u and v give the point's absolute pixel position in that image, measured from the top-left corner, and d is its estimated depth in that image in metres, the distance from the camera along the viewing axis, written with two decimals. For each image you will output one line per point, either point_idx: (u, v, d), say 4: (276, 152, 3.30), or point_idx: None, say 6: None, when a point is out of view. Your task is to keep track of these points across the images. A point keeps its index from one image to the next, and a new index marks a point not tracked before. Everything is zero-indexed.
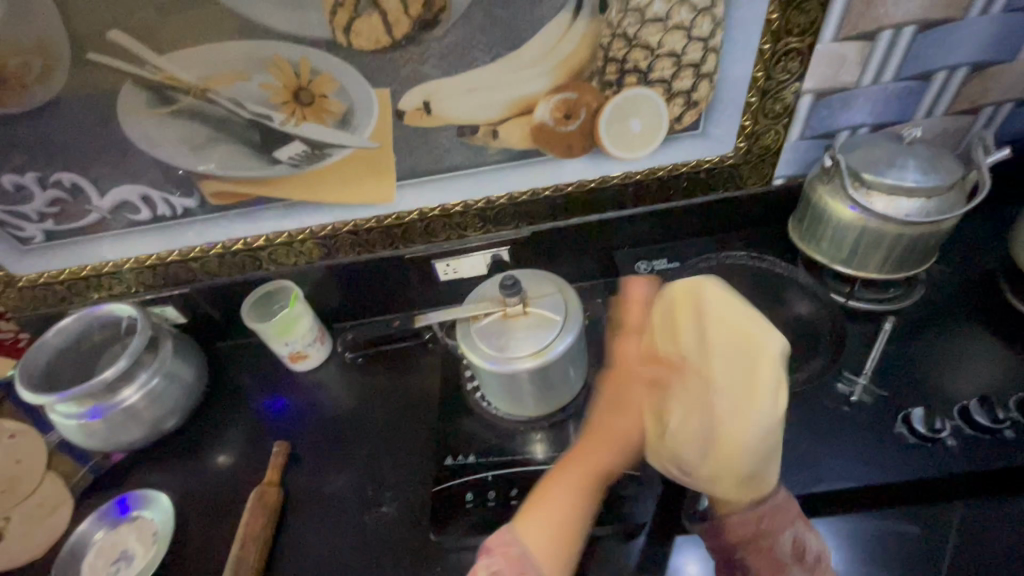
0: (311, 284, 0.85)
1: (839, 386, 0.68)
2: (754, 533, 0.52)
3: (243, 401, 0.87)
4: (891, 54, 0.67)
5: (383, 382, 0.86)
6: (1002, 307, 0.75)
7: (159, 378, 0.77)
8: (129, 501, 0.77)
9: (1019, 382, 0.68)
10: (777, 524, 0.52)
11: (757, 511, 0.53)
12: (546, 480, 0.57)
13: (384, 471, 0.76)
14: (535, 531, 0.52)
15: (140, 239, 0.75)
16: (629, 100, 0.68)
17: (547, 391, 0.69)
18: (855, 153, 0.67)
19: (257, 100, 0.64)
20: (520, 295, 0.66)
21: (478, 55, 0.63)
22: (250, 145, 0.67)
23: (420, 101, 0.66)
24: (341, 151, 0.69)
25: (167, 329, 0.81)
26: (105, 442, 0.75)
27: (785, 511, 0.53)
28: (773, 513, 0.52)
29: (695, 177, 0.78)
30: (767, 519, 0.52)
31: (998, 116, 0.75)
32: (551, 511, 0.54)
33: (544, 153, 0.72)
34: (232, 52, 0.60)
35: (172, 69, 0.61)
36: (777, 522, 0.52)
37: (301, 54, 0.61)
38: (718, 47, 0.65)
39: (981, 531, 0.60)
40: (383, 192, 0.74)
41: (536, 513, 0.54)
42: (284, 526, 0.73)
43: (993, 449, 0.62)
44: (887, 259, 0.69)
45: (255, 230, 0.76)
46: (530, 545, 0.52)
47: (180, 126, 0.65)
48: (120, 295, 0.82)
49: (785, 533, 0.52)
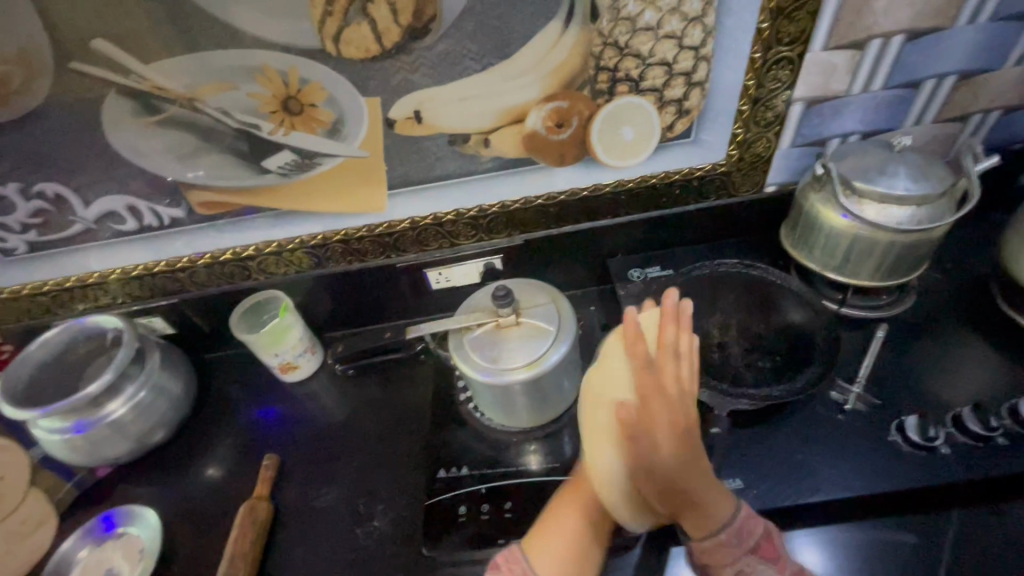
0: (301, 294, 0.84)
1: (833, 394, 0.68)
2: (710, 562, 0.53)
3: (233, 413, 0.86)
4: (880, 63, 0.67)
5: (375, 393, 0.85)
6: (993, 313, 0.76)
7: (147, 391, 0.76)
8: (114, 518, 0.75)
9: (1008, 388, 0.68)
10: (727, 556, 0.53)
11: (713, 540, 0.53)
12: (556, 507, 0.60)
13: (376, 484, 0.75)
14: (543, 553, 0.56)
15: (126, 250, 0.74)
16: (621, 109, 0.68)
17: (540, 401, 0.69)
18: (846, 161, 0.67)
19: (245, 109, 0.63)
20: (513, 305, 0.65)
21: (468, 64, 0.62)
22: (238, 155, 0.66)
23: (411, 110, 0.65)
24: (332, 160, 0.69)
25: (154, 340, 0.80)
26: (89, 457, 0.74)
27: (737, 542, 0.53)
28: (727, 545, 0.53)
29: (687, 185, 0.78)
30: (711, 552, 0.53)
31: (986, 123, 0.76)
32: (558, 536, 0.58)
33: (536, 162, 0.72)
34: (219, 61, 0.59)
35: (158, 78, 0.60)
36: (720, 556, 0.53)
37: (290, 63, 0.60)
38: (709, 55, 0.65)
39: (975, 539, 0.60)
40: (374, 201, 0.73)
41: (543, 539, 0.58)
42: (275, 543, 0.71)
43: (985, 455, 0.62)
44: (879, 266, 0.70)
45: (244, 240, 0.75)
46: (536, 564, 0.56)
47: (166, 136, 0.64)
48: (106, 306, 0.81)
49: (733, 564, 0.53)
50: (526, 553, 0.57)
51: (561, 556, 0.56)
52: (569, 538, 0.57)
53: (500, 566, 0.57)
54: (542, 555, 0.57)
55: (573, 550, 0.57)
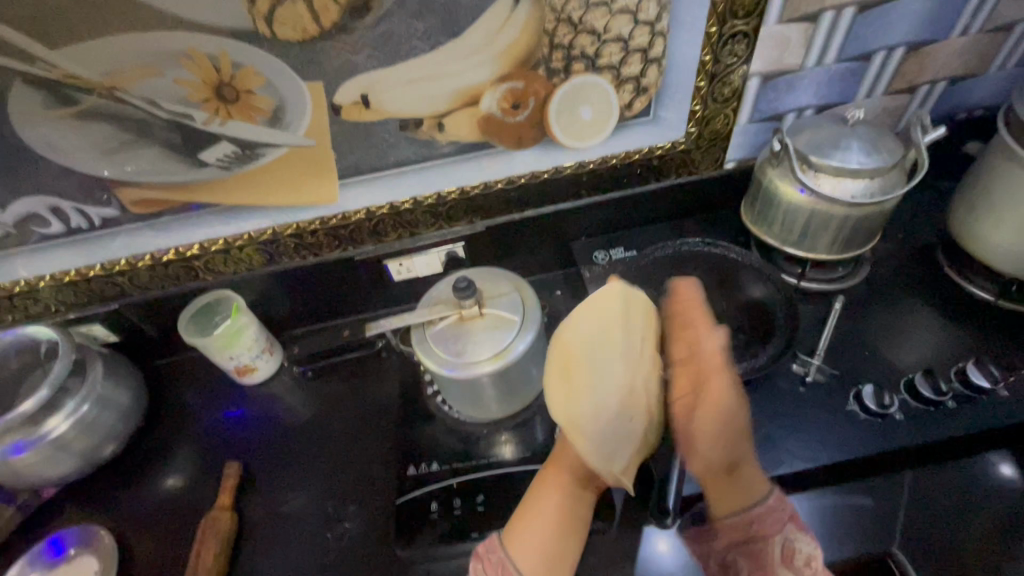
0: (255, 292, 0.80)
1: (795, 367, 0.69)
2: (746, 536, 0.55)
3: (192, 419, 0.82)
4: (833, 36, 0.68)
5: (340, 391, 0.82)
6: (941, 280, 0.78)
7: (90, 404, 0.71)
8: (65, 540, 0.71)
9: (958, 352, 0.71)
10: (769, 527, 0.55)
11: (748, 514, 0.55)
12: (534, 489, 0.61)
13: (345, 485, 0.73)
14: (525, 542, 0.57)
15: (56, 256, 0.68)
16: (579, 88, 0.66)
17: (510, 391, 0.68)
18: (802, 136, 0.67)
19: (174, 98, 0.58)
20: (475, 296, 0.64)
21: (415, 44, 0.59)
22: (171, 148, 0.62)
23: (357, 94, 0.62)
24: (276, 151, 0.65)
25: (94, 350, 0.75)
26: (32, 477, 0.69)
27: (775, 515, 0.55)
28: (768, 516, 0.55)
29: (648, 163, 0.77)
30: (755, 524, 0.55)
31: (933, 94, 0.77)
32: (538, 522, 0.58)
33: (493, 145, 0.69)
34: (139, 45, 0.54)
35: (70, 66, 0.54)
36: (768, 527, 0.54)
37: (220, 47, 0.56)
38: (664, 31, 0.63)
39: (927, 498, 0.63)
40: (326, 192, 0.70)
41: (520, 526, 0.58)
42: (241, 552, 0.69)
43: (936, 417, 0.65)
44: (836, 239, 0.71)
45: (186, 239, 0.71)
46: (517, 557, 0.56)
47: (89, 129, 0.58)
48: (40, 315, 0.75)
49: (774, 537, 0.54)
50: (505, 544, 0.57)
51: (541, 547, 0.56)
52: (552, 520, 0.58)
53: (482, 556, 0.57)
54: (524, 547, 0.56)
55: (552, 530, 0.58)
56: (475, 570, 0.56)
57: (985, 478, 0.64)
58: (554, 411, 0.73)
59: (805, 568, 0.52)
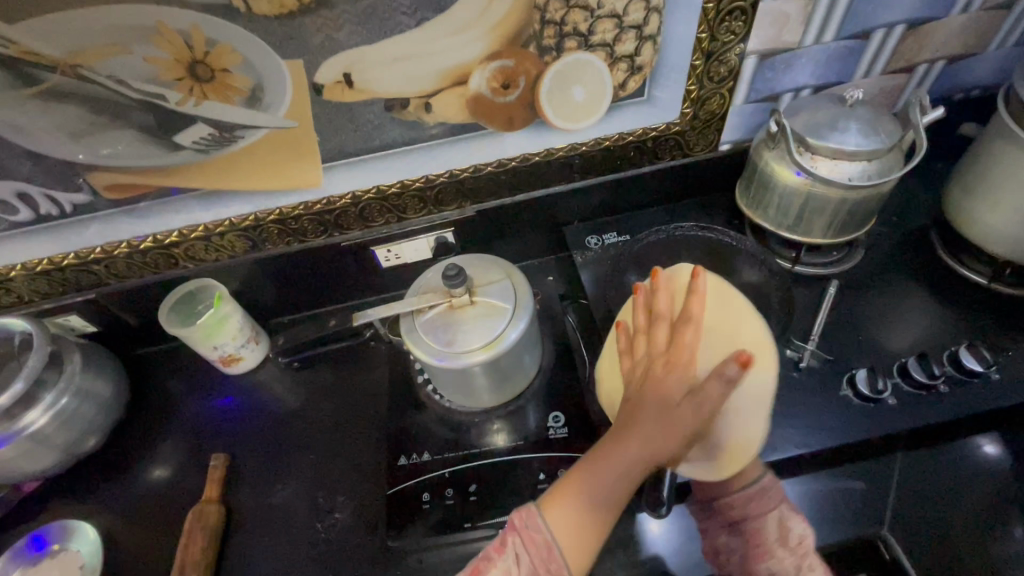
0: (239, 280, 0.77)
1: (789, 352, 0.69)
2: (747, 514, 0.57)
3: (175, 411, 0.80)
4: (833, 12, 0.66)
5: (329, 380, 0.81)
6: (934, 264, 0.78)
7: (69, 398, 0.69)
8: (46, 536, 0.69)
9: (950, 336, 0.71)
10: (769, 504, 0.57)
11: (749, 491, 0.57)
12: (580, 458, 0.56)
13: (335, 475, 0.72)
14: (566, 515, 0.52)
15: (25, 245, 0.65)
16: (571, 66, 0.64)
17: (501, 379, 0.67)
18: (799, 117, 0.65)
19: (143, 77, 0.55)
20: (465, 283, 0.62)
21: (400, 20, 0.56)
22: (144, 130, 0.59)
23: (339, 73, 0.59)
24: (254, 133, 0.62)
25: (72, 341, 0.73)
26: (11, 472, 0.67)
27: (772, 493, 0.57)
28: (765, 494, 0.57)
29: (642, 145, 0.75)
30: (753, 504, 0.57)
31: (931, 74, 0.76)
32: (588, 493, 0.53)
33: (483, 126, 0.67)
34: (103, 20, 0.51)
35: (28, 42, 0.51)
36: (766, 504, 0.57)
37: (191, 21, 0.52)
38: (660, 6, 0.61)
39: (916, 480, 0.64)
40: (308, 176, 0.67)
41: (564, 496, 0.53)
42: (230, 545, 0.68)
43: (927, 401, 0.65)
44: (831, 223, 0.70)
45: (163, 226, 0.68)
46: (558, 530, 0.51)
47: (54, 111, 0.55)
48: (12, 306, 0.72)
49: (770, 514, 0.56)
50: (544, 516, 0.52)
51: (585, 521, 0.52)
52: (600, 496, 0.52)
53: (518, 529, 0.52)
54: (565, 521, 0.52)
55: (598, 509, 0.52)
56: (512, 545, 0.52)
57: (972, 460, 0.65)
58: (547, 399, 0.72)
59: (798, 547, 0.55)
